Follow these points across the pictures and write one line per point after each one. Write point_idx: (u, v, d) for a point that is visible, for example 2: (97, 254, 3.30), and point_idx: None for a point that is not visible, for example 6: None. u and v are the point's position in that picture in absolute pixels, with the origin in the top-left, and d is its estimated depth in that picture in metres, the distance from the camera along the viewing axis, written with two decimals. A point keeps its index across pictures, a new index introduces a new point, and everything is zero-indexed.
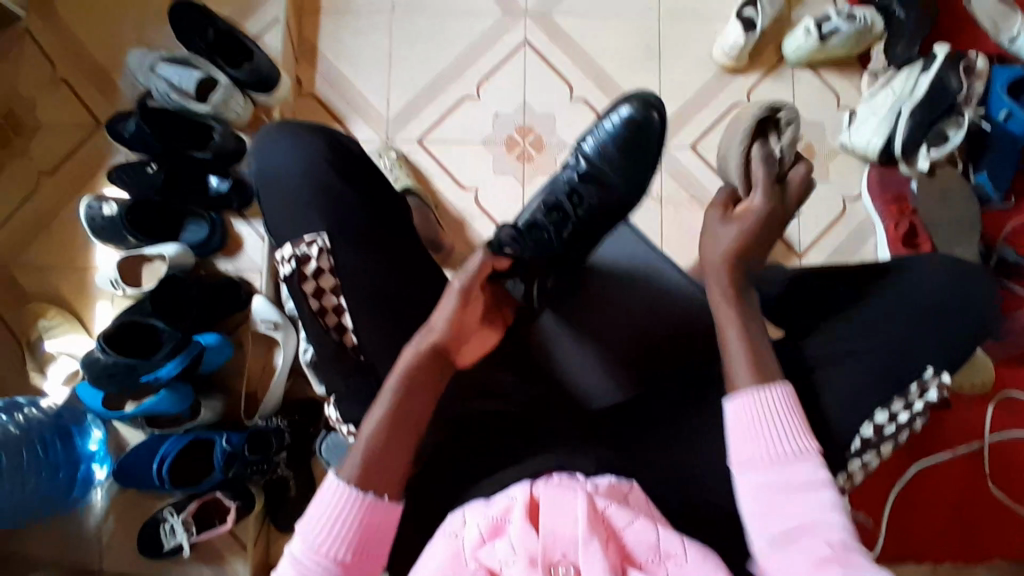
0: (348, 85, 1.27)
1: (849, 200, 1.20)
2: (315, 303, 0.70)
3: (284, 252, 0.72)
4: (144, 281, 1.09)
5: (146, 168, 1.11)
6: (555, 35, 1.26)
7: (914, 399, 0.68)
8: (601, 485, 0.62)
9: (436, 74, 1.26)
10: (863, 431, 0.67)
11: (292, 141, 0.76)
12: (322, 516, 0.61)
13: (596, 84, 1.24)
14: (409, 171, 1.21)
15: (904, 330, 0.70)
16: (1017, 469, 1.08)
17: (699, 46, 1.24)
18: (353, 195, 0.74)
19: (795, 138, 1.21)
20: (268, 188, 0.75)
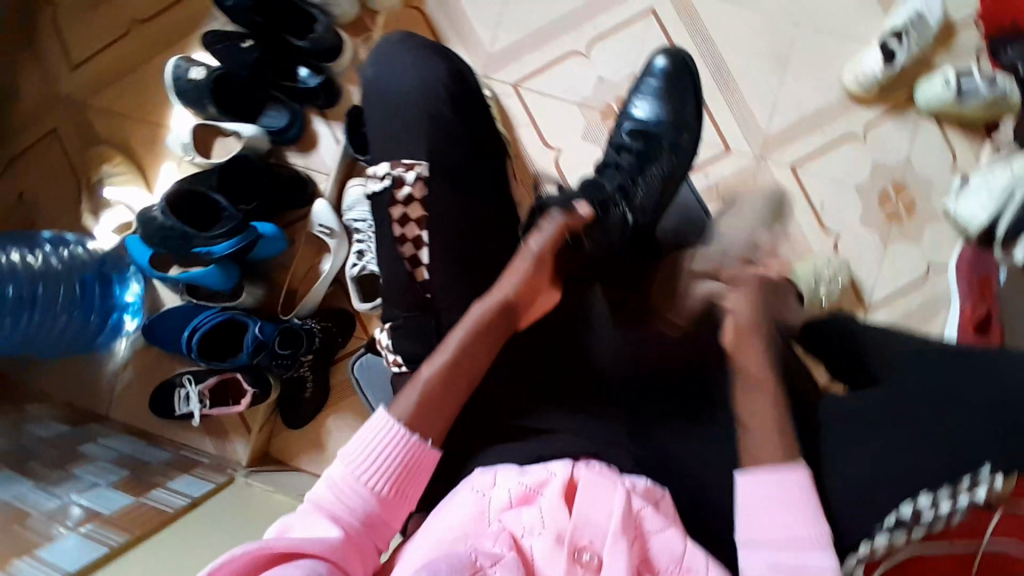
0: (460, 9, 1.22)
1: (933, 267, 1.14)
2: (396, 229, 0.68)
3: (379, 169, 0.70)
4: (214, 153, 1.11)
5: (241, 43, 1.09)
6: (684, 13, 1.19)
7: (961, 492, 0.59)
8: (638, 485, 0.61)
9: (550, 22, 1.21)
10: (901, 509, 0.60)
11: (411, 56, 0.73)
12: (363, 451, 0.60)
13: (711, 77, 1.18)
14: (498, 115, 1.18)
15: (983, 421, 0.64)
16: None
17: (829, 65, 1.16)
18: (456, 128, 0.70)
19: (899, 188, 1.15)
20: (375, 96, 0.73)
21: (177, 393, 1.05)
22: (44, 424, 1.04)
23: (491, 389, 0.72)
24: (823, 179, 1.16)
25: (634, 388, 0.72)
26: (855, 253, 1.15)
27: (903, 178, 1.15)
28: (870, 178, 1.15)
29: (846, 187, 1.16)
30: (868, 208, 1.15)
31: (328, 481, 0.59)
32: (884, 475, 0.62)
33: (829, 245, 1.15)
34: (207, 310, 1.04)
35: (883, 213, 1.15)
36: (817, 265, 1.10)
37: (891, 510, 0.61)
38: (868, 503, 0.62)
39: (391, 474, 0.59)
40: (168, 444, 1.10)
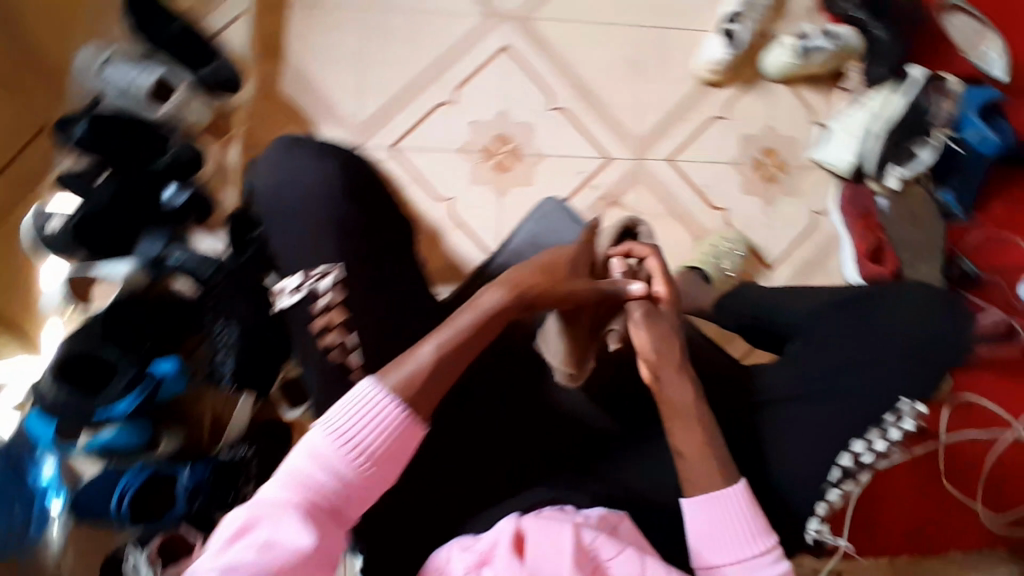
0: (315, 82, 1.11)
1: (816, 214, 1.21)
2: (320, 339, 0.67)
3: (290, 281, 0.69)
4: (94, 301, 1.00)
5: (95, 179, 0.95)
6: (534, 39, 1.18)
7: (891, 427, 0.71)
8: (590, 517, 0.63)
9: (410, 77, 1.14)
10: (843, 462, 0.70)
11: (307, 159, 0.73)
12: (315, 446, 0.56)
13: (575, 94, 1.19)
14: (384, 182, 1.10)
15: (886, 364, 0.73)
16: (965, 463, 1.25)
17: (678, 58, 1.20)
18: (308, 237, 0.69)
19: (770, 154, 1.21)
20: (271, 202, 0.72)
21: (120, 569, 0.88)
22: None
23: (435, 474, 0.71)
24: (699, 162, 1.21)
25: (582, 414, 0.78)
26: (746, 220, 1.20)
27: (771, 144, 1.21)
28: (741, 151, 1.21)
29: (722, 165, 1.21)
30: (746, 177, 1.21)
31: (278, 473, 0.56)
32: (821, 436, 0.71)
33: (721, 223, 1.20)
34: (127, 469, 0.94)
35: (760, 176, 1.21)
36: (714, 244, 1.17)
37: (834, 464, 0.70)
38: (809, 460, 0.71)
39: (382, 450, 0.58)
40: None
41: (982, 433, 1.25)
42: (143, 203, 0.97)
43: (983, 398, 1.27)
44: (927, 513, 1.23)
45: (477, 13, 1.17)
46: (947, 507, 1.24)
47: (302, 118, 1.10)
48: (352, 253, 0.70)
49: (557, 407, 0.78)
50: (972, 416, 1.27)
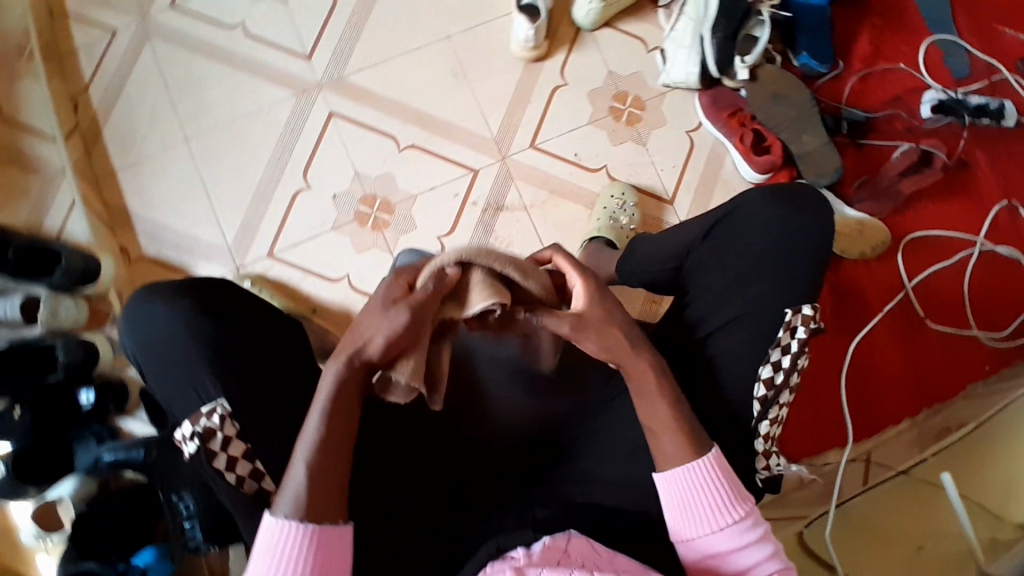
0: (172, 230, 1.10)
1: (692, 132, 1.21)
2: (230, 475, 0.68)
3: (183, 431, 0.68)
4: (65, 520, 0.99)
5: None
6: (350, 93, 1.15)
7: (789, 342, 0.64)
8: (534, 552, 0.60)
9: (257, 182, 1.12)
10: (757, 394, 0.65)
11: (159, 311, 0.73)
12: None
13: (418, 126, 1.17)
14: (277, 293, 1.09)
15: (764, 279, 0.66)
16: (945, 297, 1.19)
17: (495, 49, 1.19)
18: (197, 381, 0.70)
19: (622, 97, 1.22)
20: (151, 363, 0.73)
21: None
22: None
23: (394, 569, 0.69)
24: (560, 136, 1.20)
25: (517, 445, 0.76)
26: (628, 169, 1.20)
27: (618, 88, 1.22)
28: (595, 107, 1.21)
29: (583, 127, 1.21)
30: (613, 127, 1.21)
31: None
32: (725, 378, 0.66)
33: (606, 180, 1.20)
34: None
35: (622, 122, 1.21)
36: (605, 205, 1.16)
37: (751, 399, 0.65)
38: (727, 405, 0.65)
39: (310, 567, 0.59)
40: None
41: (947, 261, 1.19)
42: (57, 415, 0.98)
43: (930, 228, 1.20)
44: (932, 363, 1.17)
45: (289, 93, 1.14)
46: (949, 347, 1.18)
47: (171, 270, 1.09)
48: (235, 381, 0.70)
49: (490, 448, 0.76)
50: (927, 249, 1.20)
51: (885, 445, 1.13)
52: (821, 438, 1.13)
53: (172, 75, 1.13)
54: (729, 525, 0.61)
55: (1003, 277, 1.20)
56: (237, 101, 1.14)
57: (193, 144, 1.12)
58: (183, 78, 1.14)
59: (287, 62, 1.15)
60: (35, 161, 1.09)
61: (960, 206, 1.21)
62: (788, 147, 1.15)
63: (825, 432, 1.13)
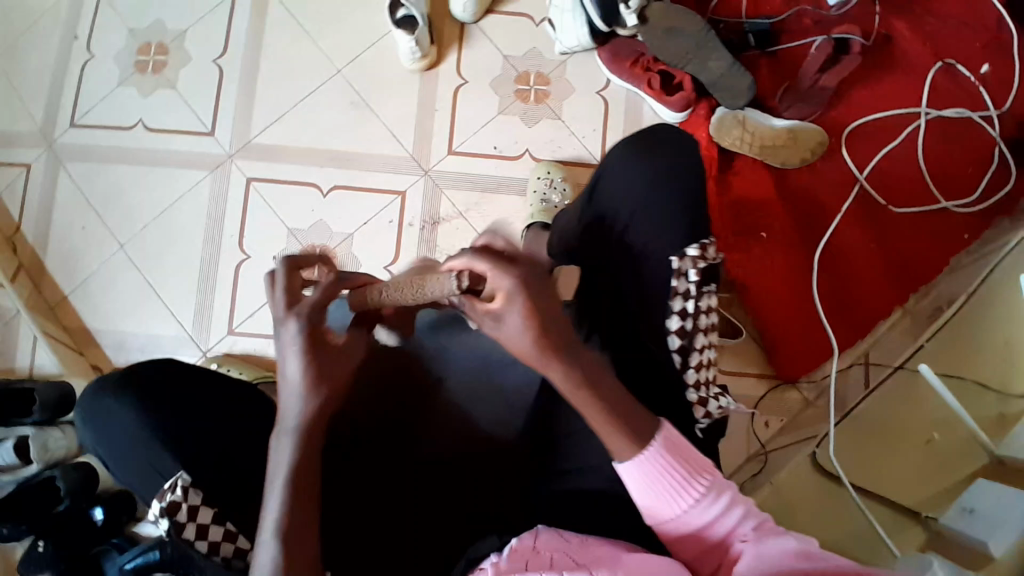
0: (132, 334, 1.12)
1: (602, 90, 1.20)
2: (202, 546, 0.57)
3: (153, 510, 0.59)
4: None
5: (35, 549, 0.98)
6: (263, 153, 1.16)
7: (686, 288, 0.61)
8: (501, 560, 0.58)
9: (199, 264, 1.13)
10: (672, 347, 0.62)
11: (118, 395, 0.66)
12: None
13: (335, 166, 1.17)
14: (246, 365, 1.08)
15: (650, 227, 0.64)
16: (903, 176, 1.15)
17: (387, 68, 1.19)
18: (158, 464, 0.62)
19: (524, 78, 1.21)
20: (112, 453, 0.65)
21: None
22: None
23: None
24: (475, 134, 1.20)
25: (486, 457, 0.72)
26: (550, 146, 1.20)
27: (518, 70, 1.21)
28: (501, 95, 1.21)
29: (495, 118, 1.20)
30: (523, 109, 1.20)
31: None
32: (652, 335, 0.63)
33: (531, 163, 1.19)
34: None
35: (532, 102, 1.21)
36: (535, 187, 1.15)
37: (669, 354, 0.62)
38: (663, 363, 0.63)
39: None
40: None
41: (896, 139, 1.15)
42: (79, 535, 1.01)
43: (868, 113, 1.16)
44: (908, 247, 1.13)
45: (204, 172, 1.16)
46: (921, 225, 1.14)
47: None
48: (196, 457, 0.62)
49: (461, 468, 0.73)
50: (872, 134, 1.16)
51: (883, 340, 1.10)
52: (815, 353, 1.11)
53: (93, 190, 1.17)
54: (700, 497, 0.59)
55: (955, 140, 1.16)
56: (159, 195, 1.16)
57: (130, 248, 1.14)
58: (104, 188, 1.17)
59: (194, 143, 1.17)
60: None
61: (892, 81, 1.17)
62: (697, 78, 1.14)
63: (816, 347, 1.11)
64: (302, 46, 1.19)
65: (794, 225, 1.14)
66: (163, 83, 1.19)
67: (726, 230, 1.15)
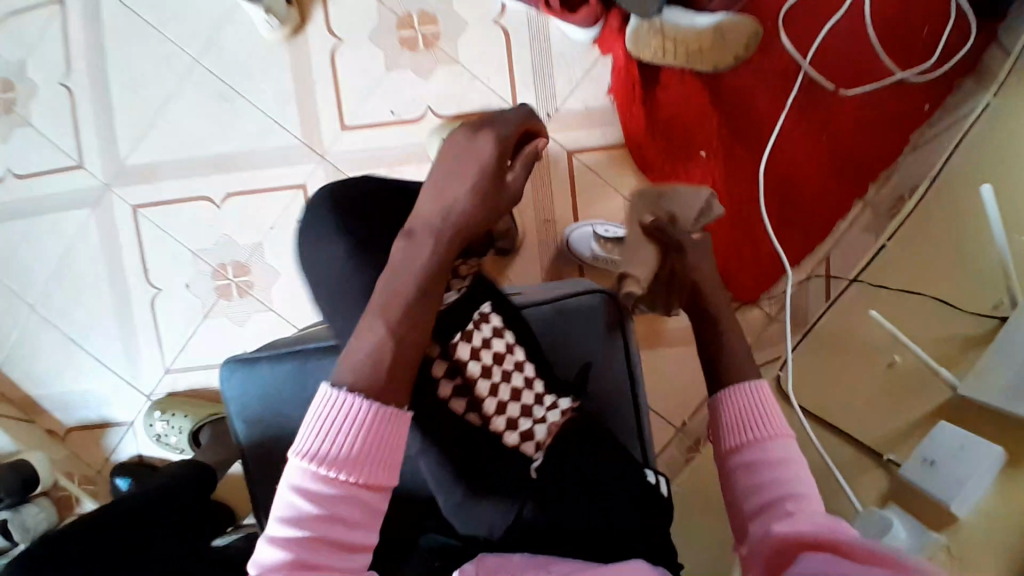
0: (68, 394, 1.07)
1: (499, 18, 1.06)
2: None
3: None
4: None
5: None
6: (145, 175, 1.06)
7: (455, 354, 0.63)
8: None
9: (115, 308, 1.07)
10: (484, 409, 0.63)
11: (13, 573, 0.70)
12: (341, 433, 0.50)
13: (224, 171, 1.06)
14: (189, 402, 1.04)
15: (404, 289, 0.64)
16: (850, 54, 1.03)
17: (250, 46, 1.04)
18: None
19: (406, 21, 1.05)
20: None
21: None
22: None
23: None
24: (365, 101, 1.06)
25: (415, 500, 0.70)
26: (454, 98, 1.07)
27: (397, 14, 1.05)
28: (384, 47, 1.06)
29: (384, 77, 1.06)
30: (413, 59, 1.06)
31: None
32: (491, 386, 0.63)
33: (435, 121, 1.07)
34: None
35: (420, 49, 1.06)
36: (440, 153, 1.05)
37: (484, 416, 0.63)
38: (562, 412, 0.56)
39: (348, 470, 0.50)
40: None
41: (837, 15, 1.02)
42: None
43: None
44: (865, 132, 1.02)
45: (88, 209, 1.06)
46: (876, 106, 1.02)
47: (97, 430, 1.07)
48: None
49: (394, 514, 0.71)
50: (808, 14, 1.03)
51: (843, 242, 1.04)
52: (768, 270, 1.06)
53: None
54: (771, 434, 0.58)
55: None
56: (48, 245, 1.07)
57: (37, 308, 1.07)
58: None
59: (67, 179, 1.06)
60: None
61: None
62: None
63: (768, 265, 1.06)
64: (148, 41, 1.04)
65: (732, 137, 1.04)
66: (12, 118, 1.06)
67: (658, 159, 1.05)
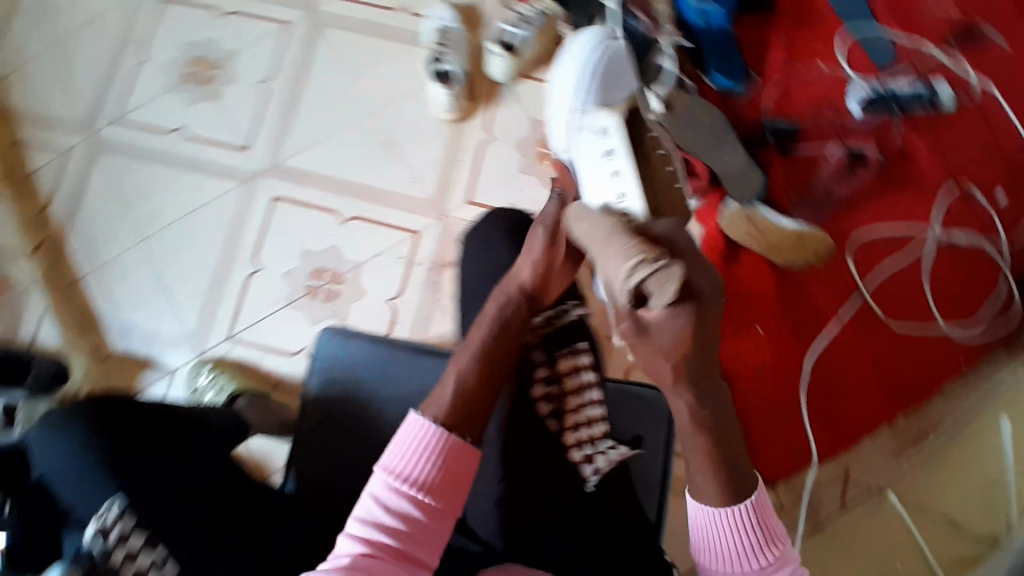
0: (137, 329, 1.18)
1: None
2: None
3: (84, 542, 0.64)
4: None
5: None
6: (294, 175, 1.23)
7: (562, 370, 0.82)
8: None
9: (212, 269, 1.20)
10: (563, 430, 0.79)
11: (45, 442, 0.72)
12: (410, 460, 0.64)
13: (356, 197, 1.22)
14: (235, 374, 1.12)
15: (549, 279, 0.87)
16: (904, 296, 1.16)
17: (421, 109, 1.24)
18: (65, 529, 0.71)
19: (550, 142, 1.23)
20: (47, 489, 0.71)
21: None
22: None
23: None
24: (496, 186, 1.21)
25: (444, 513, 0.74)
26: None
27: (545, 133, 1.22)
28: (524, 156, 1.22)
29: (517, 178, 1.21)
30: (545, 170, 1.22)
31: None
32: None
33: None
34: None
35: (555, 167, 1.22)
36: None
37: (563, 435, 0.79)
38: None
39: (422, 490, 0.63)
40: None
41: (899, 260, 1.17)
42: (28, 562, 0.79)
43: (876, 229, 1.18)
44: (903, 365, 1.14)
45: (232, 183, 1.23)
46: (917, 348, 1.15)
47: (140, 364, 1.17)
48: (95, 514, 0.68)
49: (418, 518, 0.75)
50: (878, 251, 1.18)
51: (864, 458, 1.12)
52: (797, 459, 1.11)
53: (124, 185, 1.24)
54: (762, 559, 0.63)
55: (964, 264, 1.17)
56: (182, 201, 1.23)
57: (149, 243, 1.22)
58: (134, 186, 1.24)
59: (225, 157, 1.24)
60: (10, 279, 1.20)
61: (907, 198, 1.19)
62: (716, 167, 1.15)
63: (799, 453, 1.11)
64: (341, 77, 1.26)
65: (791, 326, 1.15)
66: (205, 95, 1.27)
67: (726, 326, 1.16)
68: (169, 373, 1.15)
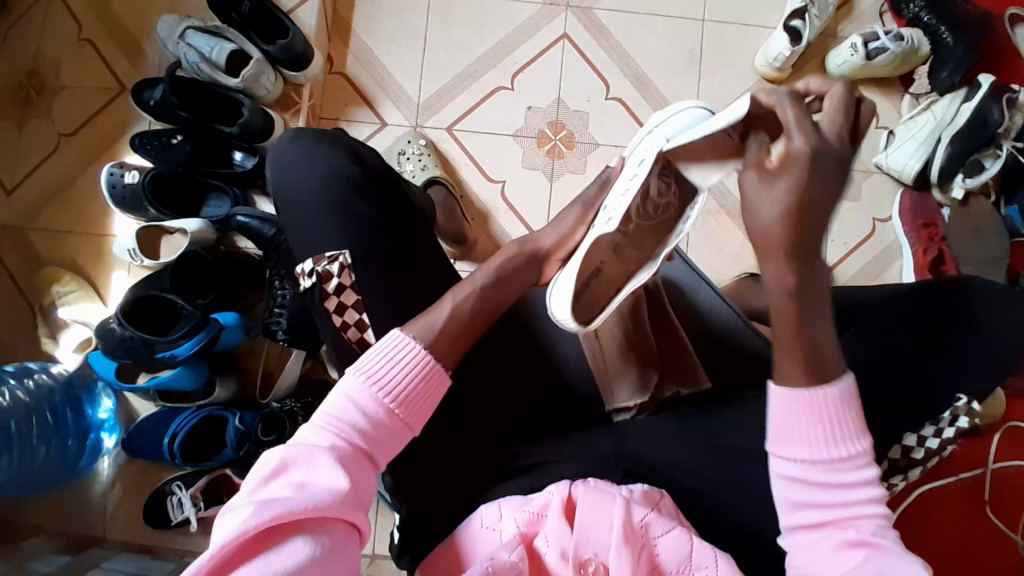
0: (380, 67, 1.19)
1: (878, 221, 1.17)
2: (337, 319, 0.71)
3: (306, 266, 0.73)
4: (140, 324, 0.94)
5: (129, 176, 1.02)
6: (596, 30, 1.20)
7: (946, 425, 0.68)
8: (636, 491, 0.64)
9: (469, 63, 1.19)
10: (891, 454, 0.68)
11: (308, 154, 0.77)
12: (398, 378, 0.60)
13: (633, 84, 1.19)
14: (438, 160, 1.14)
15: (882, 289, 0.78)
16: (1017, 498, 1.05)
17: (741, 51, 1.20)
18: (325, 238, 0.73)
19: None
20: (284, 195, 0.77)
21: (168, 502, 1.00)
22: (36, 544, 0.96)
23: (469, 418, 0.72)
24: None
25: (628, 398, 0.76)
26: None
27: None
28: None
29: None
30: None
31: (228, 515, 0.49)
32: None
33: None
34: (183, 411, 1.00)
35: None
36: None
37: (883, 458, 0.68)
38: None
39: (391, 404, 0.59)
40: (176, 553, 1.01)
41: None
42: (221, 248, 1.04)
43: None
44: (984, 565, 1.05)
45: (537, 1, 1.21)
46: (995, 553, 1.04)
47: (358, 97, 1.18)
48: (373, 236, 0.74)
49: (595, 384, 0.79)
50: None
51: None
52: None
53: None
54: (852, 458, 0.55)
55: None
56: None
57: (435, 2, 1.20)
58: None
59: None
60: None
61: None
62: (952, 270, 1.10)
63: None
64: None
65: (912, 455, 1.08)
66: None
67: None
68: (384, 124, 1.17)
